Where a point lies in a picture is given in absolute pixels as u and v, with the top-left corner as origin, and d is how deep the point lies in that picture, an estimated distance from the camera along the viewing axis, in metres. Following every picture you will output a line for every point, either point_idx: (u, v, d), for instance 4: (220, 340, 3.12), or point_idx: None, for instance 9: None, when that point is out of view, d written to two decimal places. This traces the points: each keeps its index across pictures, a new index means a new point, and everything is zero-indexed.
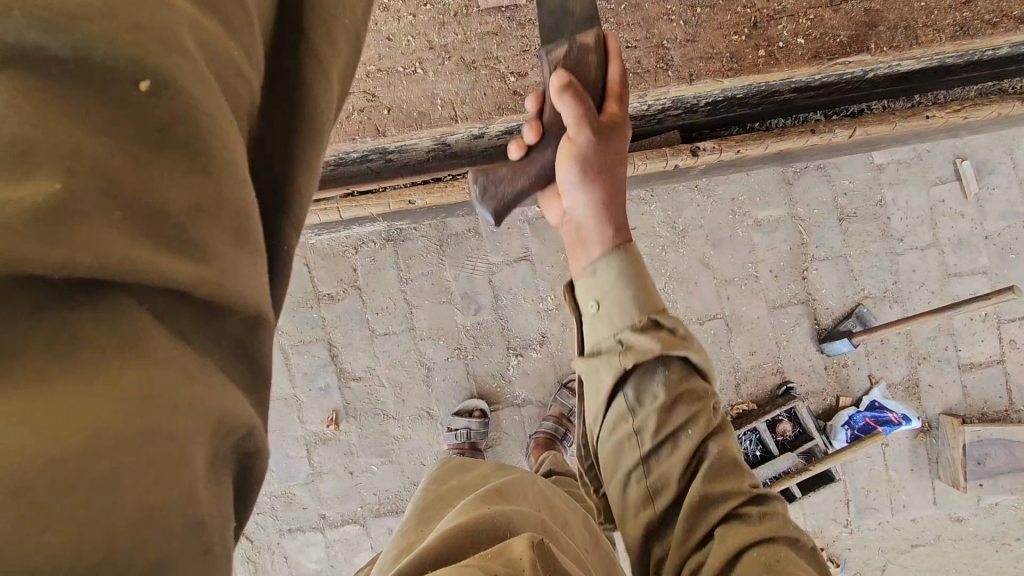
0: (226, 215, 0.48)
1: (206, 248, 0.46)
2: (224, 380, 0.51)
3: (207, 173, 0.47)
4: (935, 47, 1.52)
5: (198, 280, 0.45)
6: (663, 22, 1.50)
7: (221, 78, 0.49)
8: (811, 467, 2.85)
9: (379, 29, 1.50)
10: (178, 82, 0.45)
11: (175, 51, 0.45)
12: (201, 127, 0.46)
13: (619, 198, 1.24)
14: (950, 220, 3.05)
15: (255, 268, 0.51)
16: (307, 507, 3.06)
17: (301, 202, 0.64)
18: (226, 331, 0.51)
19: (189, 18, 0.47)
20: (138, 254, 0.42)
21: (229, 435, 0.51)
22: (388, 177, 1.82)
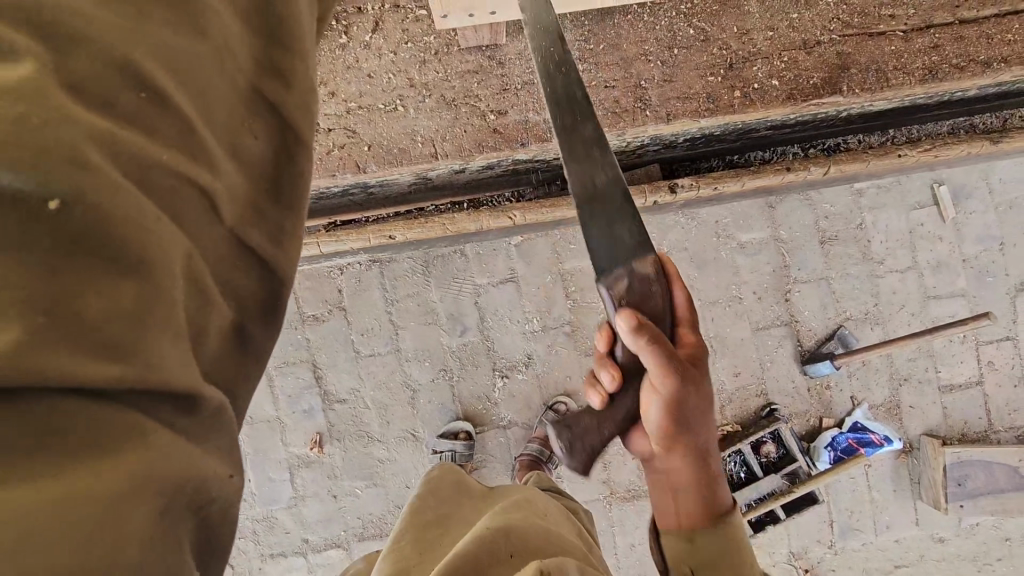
0: (157, 309, 0.50)
1: (136, 344, 0.48)
2: (178, 444, 0.52)
3: (131, 270, 0.48)
4: (905, 89, 1.55)
5: (116, 378, 0.47)
6: (641, 62, 1.52)
7: (141, 179, 0.51)
8: (794, 489, 2.84)
9: (359, 67, 1.50)
10: (84, 200, 0.46)
11: (87, 168, 0.47)
12: (110, 233, 0.48)
13: (679, 285, 1.12)
14: (929, 243, 3.11)
15: (182, 350, 0.52)
16: (291, 532, 3.02)
17: (283, 264, 0.66)
18: (163, 405, 0.52)
19: (98, 130, 0.49)
20: (60, 365, 0.44)
21: (180, 494, 0.52)
22: (370, 208, 1.82)
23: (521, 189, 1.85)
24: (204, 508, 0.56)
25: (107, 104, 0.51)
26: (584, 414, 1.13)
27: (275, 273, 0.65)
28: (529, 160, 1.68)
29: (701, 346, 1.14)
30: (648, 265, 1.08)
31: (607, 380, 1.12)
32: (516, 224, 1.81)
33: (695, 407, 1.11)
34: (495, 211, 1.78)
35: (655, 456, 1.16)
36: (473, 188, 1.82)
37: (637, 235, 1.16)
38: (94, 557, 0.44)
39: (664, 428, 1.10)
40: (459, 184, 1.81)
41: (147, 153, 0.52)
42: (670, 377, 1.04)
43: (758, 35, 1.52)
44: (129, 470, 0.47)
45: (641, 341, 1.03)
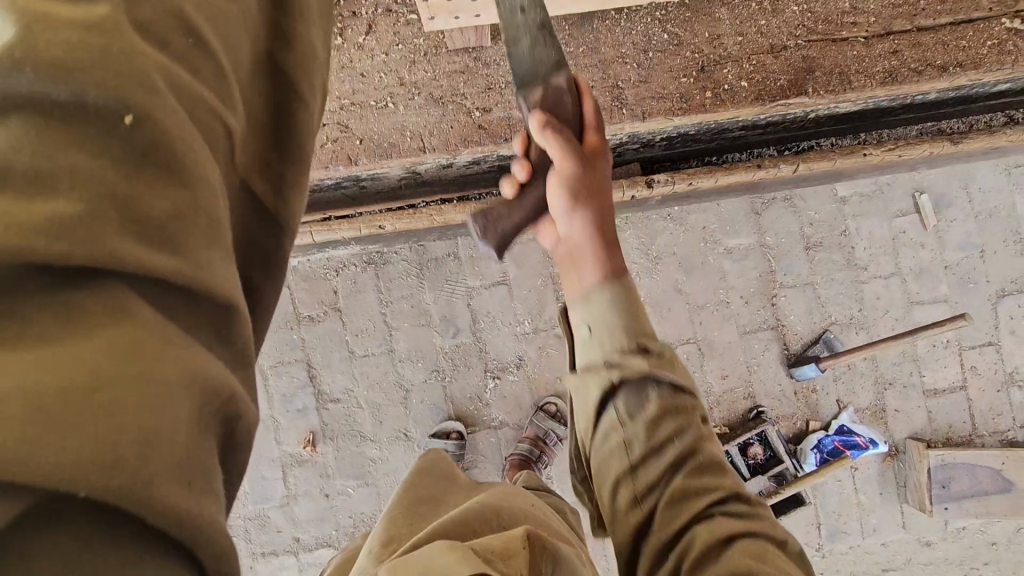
0: (201, 220, 0.52)
1: (183, 246, 0.50)
2: (209, 352, 0.51)
3: (181, 181, 0.51)
4: (867, 91, 1.64)
5: (171, 273, 0.48)
6: (618, 64, 1.61)
7: (192, 111, 0.53)
8: (782, 491, 2.97)
9: (353, 66, 1.60)
10: (149, 114, 0.49)
11: (151, 90, 0.50)
12: (172, 147, 0.51)
13: (588, 98, 1.26)
14: (912, 250, 3.19)
15: (228, 267, 0.54)
16: (282, 530, 3.06)
17: (289, 217, 0.68)
18: (202, 321, 0.52)
19: (160, 63, 0.52)
20: (123, 250, 0.46)
21: (219, 403, 0.51)
22: (363, 203, 1.90)
23: None
24: (235, 427, 0.54)
25: (160, 41, 0.53)
26: (496, 204, 1.28)
27: (282, 225, 0.68)
28: (514, 157, 1.78)
29: (603, 147, 1.30)
30: (563, 81, 1.20)
31: (521, 171, 1.27)
32: None
33: (592, 182, 1.25)
34: (482, 206, 1.86)
35: (567, 223, 1.29)
36: (462, 185, 1.92)
37: (611, 315, 1.24)
38: (150, 427, 0.43)
39: (570, 200, 1.24)
40: (448, 181, 1.90)
41: (195, 88, 0.54)
42: (570, 153, 1.20)
43: (728, 40, 1.62)
44: (177, 356, 0.47)
45: (547, 135, 1.19)
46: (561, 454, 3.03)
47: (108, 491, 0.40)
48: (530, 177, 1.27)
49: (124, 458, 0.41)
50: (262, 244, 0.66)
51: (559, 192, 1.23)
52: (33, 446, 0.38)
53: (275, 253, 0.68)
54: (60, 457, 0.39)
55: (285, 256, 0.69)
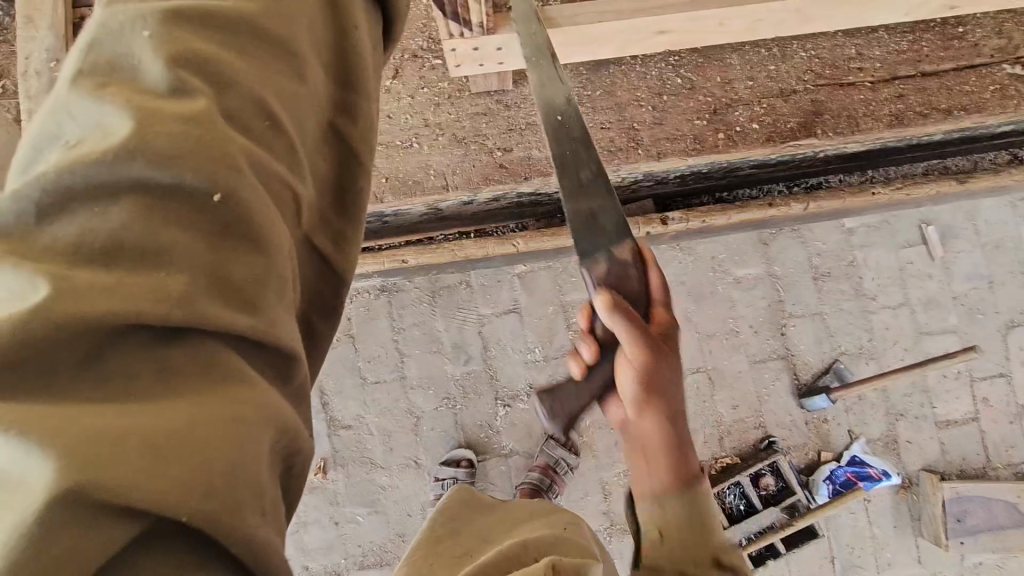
0: (274, 281, 0.58)
1: (258, 306, 0.56)
2: (276, 393, 0.57)
3: (258, 248, 0.57)
4: (874, 133, 1.71)
5: (249, 329, 0.55)
6: (633, 107, 1.68)
7: (269, 186, 0.59)
8: (795, 522, 2.95)
9: (380, 108, 1.67)
10: (237, 191, 0.55)
11: (237, 173, 0.56)
12: (253, 219, 0.56)
13: (654, 266, 1.18)
14: (920, 280, 3.22)
15: (291, 321, 0.60)
16: (291, 559, 3.04)
17: (342, 267, 0.73)
18: (268, 364, 0.58)
19: (247, 147, 0.57)
20: (212, 312, 0.52)
21: (285, 438, 0.57)
22: (384, 236, 1.96)
23: (526, 221, 2.00)
24: (294, 459, 0.60)
25: (243, 126, 0.59)
26: (565, 382, 1.23)
27: (336, 274, 0.73)
28: (532, 194, 1.84)
29: (671, 324, 1.20)
30: (626, 251, 1.16)
31: (584, 351, 1.19)
32: (519, 251, 1.95)
33: (667, 372, 1.19)
34: (500, 240, 1.92)
35: (635, 417, 1.24)
36: (480, 220, 1.97)
37: (661, 377, 1.18)
38: (232, 459, 0.49)
39: (641, 392, 1.18)
40: (466, 216, 1.96)
41: (271, 165, 0.60)
42: (647, 350, 1.13)
43: (739, 85, 1.69)
44: (251, 397, 0.53)
45: (617, 319, 1.11)
46: (573, 484, 3.03)
47: (196, 518, 0.47)
48: (596, 358, 1.19)
49: (209, 491, 0.47)
50: (321, 290, 0.72)
51: (629, 376, 1.17)
52: (139, 479, 0.44)
53: (331, 297, 0.73)
54: (161, 488, 0.45)
55: (341, 300, 0.74)
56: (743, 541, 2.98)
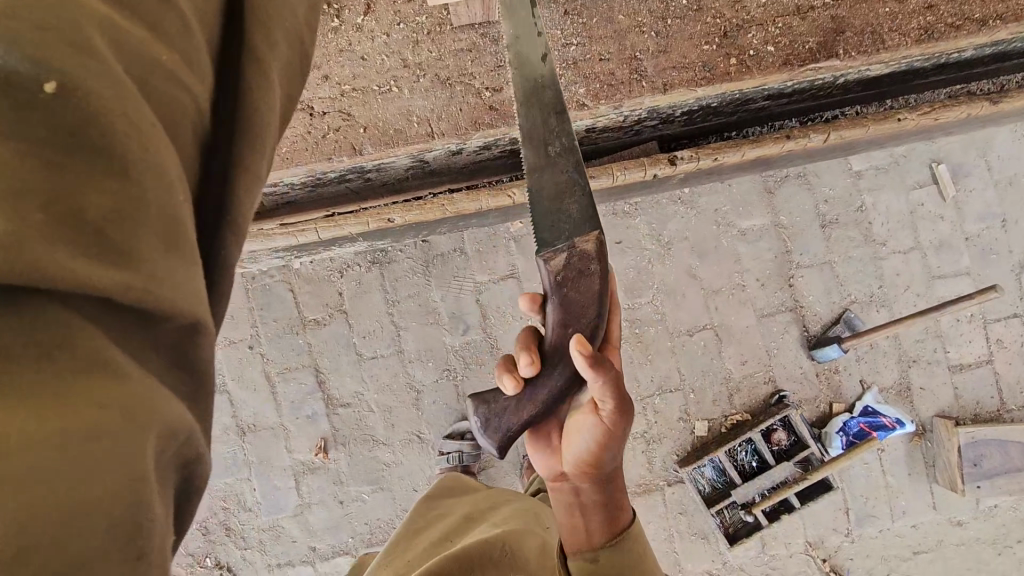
0: (148, 215, 0.50)
1: (131, 250, 0.48)
2: (153, 379, 0.52)
3: (120, 172, 0.48)
4: (901, 50, 1.55)
5: (122, 285, 0.47)
6: (635, 33, 1.51)
7: (142, 81, 0.52)
8: (808, 477, 2.80)
9: (353, 49, 1.49)
10: (83, 94, 0.48)
11: (86, 59, 0.48)
12: (104, 135, 0.48)
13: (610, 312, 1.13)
14: (931, 223, 3.08)
15: (188, 273, 0.52)
16: (297, 540, 2.96)
17: (236, 205, 0.60)
18: (157, 330, 0.52)
19: (105, 19, 0.51)
20: (63, 264, 0.44)
21: (169, 440, 0.52)
22: (368, 196, 1.83)
23: (520, 173, 1.88)
24: (184, 451, 0.55)
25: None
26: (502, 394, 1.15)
27: (230, 220, 0.60)
28: None
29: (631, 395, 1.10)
30: (589, 243, 1.08)
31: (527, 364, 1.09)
32: (517, 204, 1.79)
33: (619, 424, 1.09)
34: (494, 192, 1.77)
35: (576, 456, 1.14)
36: (470, 174, 1.84)
37: (614, 433, 1.09)
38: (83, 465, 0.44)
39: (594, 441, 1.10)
40: (457, 170, 1.81)
41: (145, 51, 0.53)
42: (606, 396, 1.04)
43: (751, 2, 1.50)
44: (110, 401, 0.47)
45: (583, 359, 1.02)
46: None
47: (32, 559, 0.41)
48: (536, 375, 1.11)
49: (68, 489, 0.43)
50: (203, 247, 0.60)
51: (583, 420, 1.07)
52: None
53: (220, 254, 0.60)
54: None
55: (233, 256, 0.61)
56: (755, 497, 2.84)
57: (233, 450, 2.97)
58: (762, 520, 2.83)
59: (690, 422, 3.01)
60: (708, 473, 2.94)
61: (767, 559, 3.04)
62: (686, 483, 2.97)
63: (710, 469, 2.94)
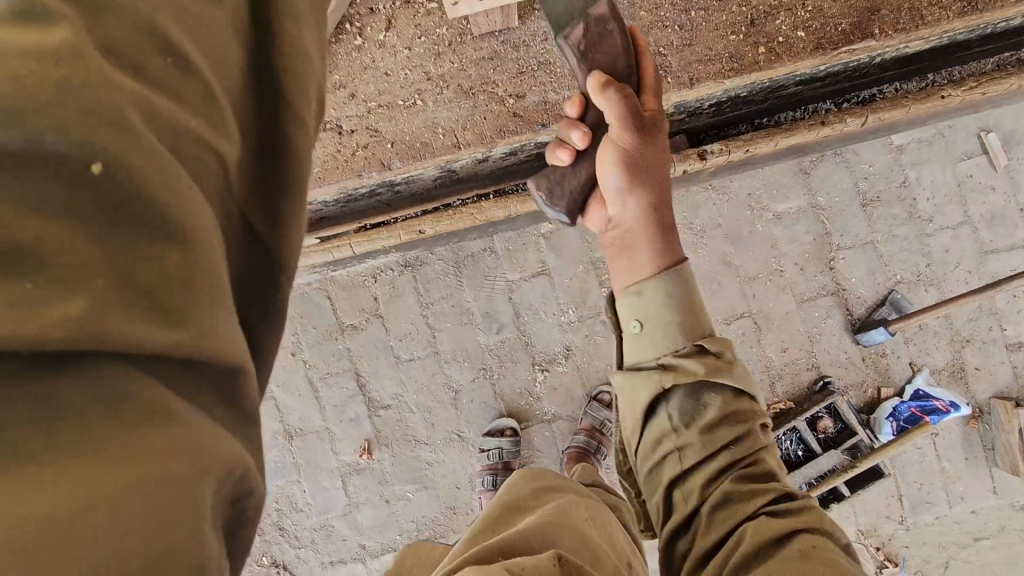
0: (205, 277, 0.52)
1: (186, 310, 0.50)
2: (218, 429, 0.54)
3: (178, 238, 0.50)
4: (942, 24, 1.47)
5: (171, 344, 0.49)
6: (658, 29, 1.48)
7: (179, 149, 0.52)
8: (858, 463, 2.70)
9: (377, 66, 1.51)
10: (128, 164, 0.47)
11: (130, 130, 0.48)
12: (152, 198, 0.48)
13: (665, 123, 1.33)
14: (981, 195, 2.94)
15: (229, 323, 0.55)
16: (347, 538, 3.06)
17: (289, 252, 0.65)
18: (206, 379, 0.54)
19: (135, 94, 0.49)
20: (121, 329, 0.46)
21: (227, 479, 0.54)
22: (399, 207, 1.83)
23: None
24: (240, 487, 0.57)
25: (135, 65, 0.51)
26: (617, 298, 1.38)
27: (281, 261, 0.65)
28: (551, 143, 1.68)
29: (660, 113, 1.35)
30: (641, 142, 1.27)
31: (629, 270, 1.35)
32: (545, 210, 1.82)
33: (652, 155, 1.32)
34: (522, 198, 1.80)
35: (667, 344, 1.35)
36: (497, 178, 1.82)
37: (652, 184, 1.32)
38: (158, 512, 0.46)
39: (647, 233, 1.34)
40: (483, 175, 1.80)
41: (180, 119, 0.52)
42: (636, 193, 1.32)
43: None
44: (175, 449, 0.49)
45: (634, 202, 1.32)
46: (622, 444, 2.94)
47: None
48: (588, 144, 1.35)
49: (138, 539, 0.45)
50: (257, 284, 0.64)
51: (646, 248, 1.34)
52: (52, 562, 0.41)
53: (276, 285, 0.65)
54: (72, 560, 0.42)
55: (286, 289, 0.66)
56: (802, 487, 2.78)
57: (283, 453, 3.08)
58: None
59: None
60: None
61: None
62: None
63: None
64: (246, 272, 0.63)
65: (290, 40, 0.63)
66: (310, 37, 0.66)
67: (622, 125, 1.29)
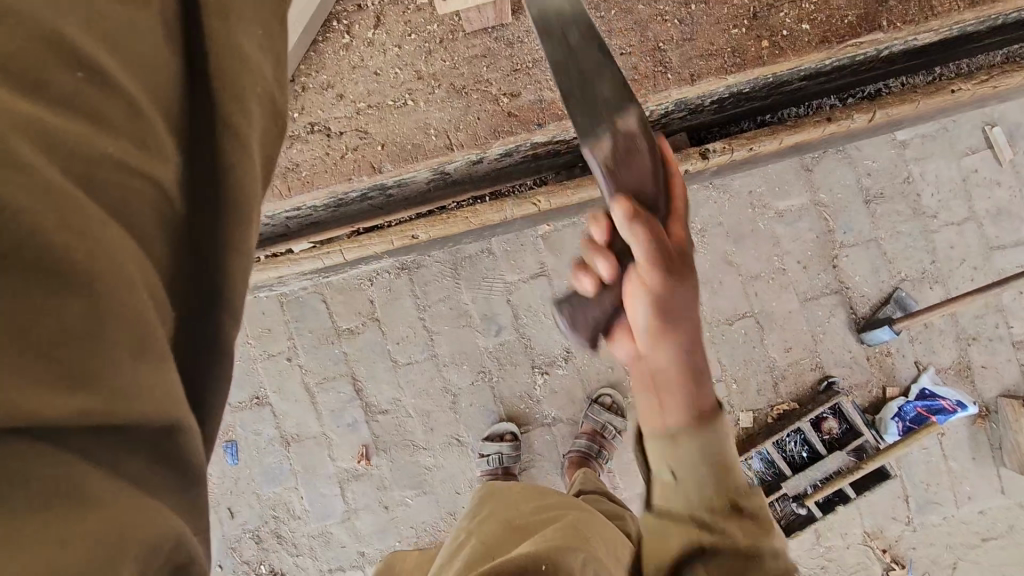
0: (121, 329, 0.45)
1: (94, 372, 0.43)
2: (144, 496, 0.48)
3: (81, 286, 0.43)
4: (953, 15, 1.42)
5: (77, 411, 0.42)
6: (657, 23, 1.42)
7: (90, 179, 0.46)
8: (863, 466, 2.65)
9: (365, 65, 1.46)
10: (10, 206, 0.40)
11: (17, 166, 0.41)
12: (46, 243, 0.41)
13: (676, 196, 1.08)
14: (987, 189, 2.86)
15: (161, 377, 0.48)
16: (346, 545, 3.01)
17: (231, 287, 0.56)
18: (133, 443, 0.48)
19: (32, 118, 0.44)
20: (1, 405, 0.39)
21: (158, 554, 0.47)
22: (392, 211, 1.78)
23: (544, 175, 1.79)
24: (179, 558, 0.50)
25: (39, 85, 0.46)
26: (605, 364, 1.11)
27: (223, 298, 0.56)
28: (548, 143, 1.62)
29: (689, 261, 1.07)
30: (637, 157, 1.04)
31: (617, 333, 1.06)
32: (542, 211, 1.77)
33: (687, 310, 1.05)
34: (519, 200, 1.74)
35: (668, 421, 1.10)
36: (493, 179, 1.77)
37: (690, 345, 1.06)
38: None
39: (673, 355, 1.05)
40: (478, 177, 1.75)
41: (87, 141, 0.46)
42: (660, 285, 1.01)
43: None
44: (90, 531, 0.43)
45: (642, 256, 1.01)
46: (624, 448, 2.89)
47: None
48: (615, 277, 1.04)
49: None
50: (204, 329, 0.56)
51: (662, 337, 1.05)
52: None
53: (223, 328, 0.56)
54: None
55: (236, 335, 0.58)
56: (807, 489, 2.71)
57: (279, 460, 3.03)
58: (815, 511, 2.71)
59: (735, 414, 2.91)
60: (756, 465, 2.80)
61: (823, 552, 2.92)
62: None
63: (758, 461, 2.80)
64: (186, 311, 0.55)
65: (218, 31, 0.57)
66: (248, 34, 0.59)
67: (640, 165, 1.07)
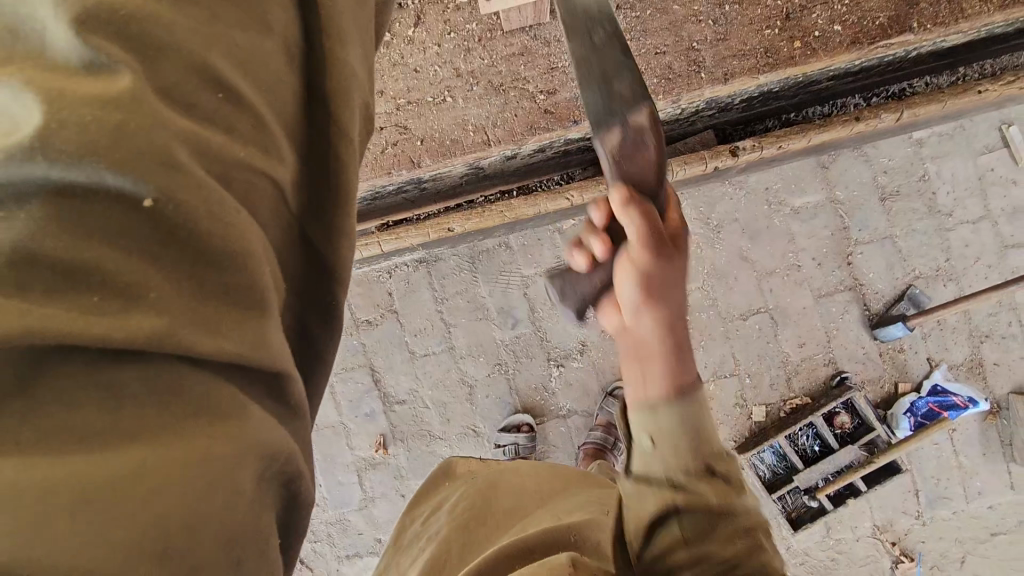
0: (246, 288, 0.56)
1: (225, 323, 0.55)
2: (266, 420, 0.60)
3: (218, 260, 0.54)
4: (982, 18, 1.45)
5: (218, 350, 0.54)
6: (691, 24, 1.45)
7: (225, 174, 0.56)
8: (874, 460, 2.71)
9: (406, 62, 1.49)
10: (175, 196, 0.52)
11: (177, 168, 0.52)
12: (203, 227, 0.53)
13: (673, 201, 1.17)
14: (1002, 188, 2.88)
15: (274, 330, 0.60)
16: (364, 533, 3.07)
17: (338, 262, 0.69)
18: (256, 379, 0.59)
19: (187, 132, 0.53)
20: (176, 341, 0.51)
21: (273, 460, 0.60)
22: (422, 205, 1.82)
23: (571, 170, 1.83)
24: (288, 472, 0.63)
25: (190, 104, 0.55)
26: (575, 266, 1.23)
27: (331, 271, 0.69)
28: (580, 139, 1.66)
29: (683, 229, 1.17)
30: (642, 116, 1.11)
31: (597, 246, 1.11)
32: (573, 205, 1.80)
33: (670, 278, 1.10)
34: (551, 194, 1.78)
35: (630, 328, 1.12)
36: (523, 174, 1.81)
37: (664, 282, 1.08)
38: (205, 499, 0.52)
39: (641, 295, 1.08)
40: (510, 172, 1.79)
41: (230, 151, 0.56)
42: (647, 248, 1.07)
43: None
44: (223, 441, 0.54)
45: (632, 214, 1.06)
46: None
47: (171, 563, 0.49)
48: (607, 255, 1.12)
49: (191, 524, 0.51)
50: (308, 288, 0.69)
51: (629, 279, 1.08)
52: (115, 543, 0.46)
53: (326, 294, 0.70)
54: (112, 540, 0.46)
55: None
56: (818, 482, 2.77)
57: None
58: (826, 504, 2.78)
59: (747, 408, 2.94)
60: (767, 458, 2.87)
61: (832, 544, 2.96)
62: (746, 470, 2.90)
63: (770, 453, 2.86)
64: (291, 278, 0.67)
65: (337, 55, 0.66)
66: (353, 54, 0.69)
67: (645, 159, 1.12)
